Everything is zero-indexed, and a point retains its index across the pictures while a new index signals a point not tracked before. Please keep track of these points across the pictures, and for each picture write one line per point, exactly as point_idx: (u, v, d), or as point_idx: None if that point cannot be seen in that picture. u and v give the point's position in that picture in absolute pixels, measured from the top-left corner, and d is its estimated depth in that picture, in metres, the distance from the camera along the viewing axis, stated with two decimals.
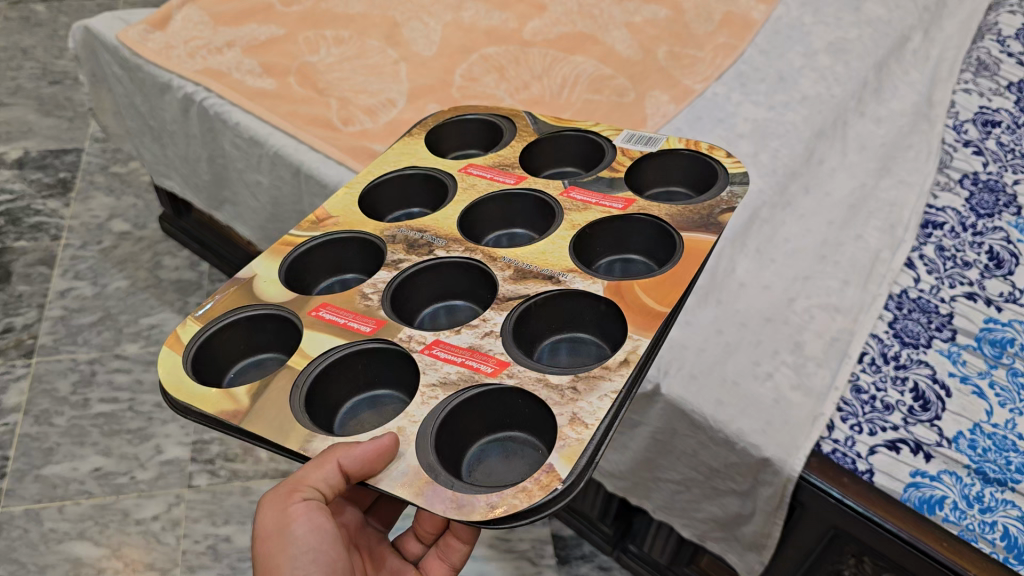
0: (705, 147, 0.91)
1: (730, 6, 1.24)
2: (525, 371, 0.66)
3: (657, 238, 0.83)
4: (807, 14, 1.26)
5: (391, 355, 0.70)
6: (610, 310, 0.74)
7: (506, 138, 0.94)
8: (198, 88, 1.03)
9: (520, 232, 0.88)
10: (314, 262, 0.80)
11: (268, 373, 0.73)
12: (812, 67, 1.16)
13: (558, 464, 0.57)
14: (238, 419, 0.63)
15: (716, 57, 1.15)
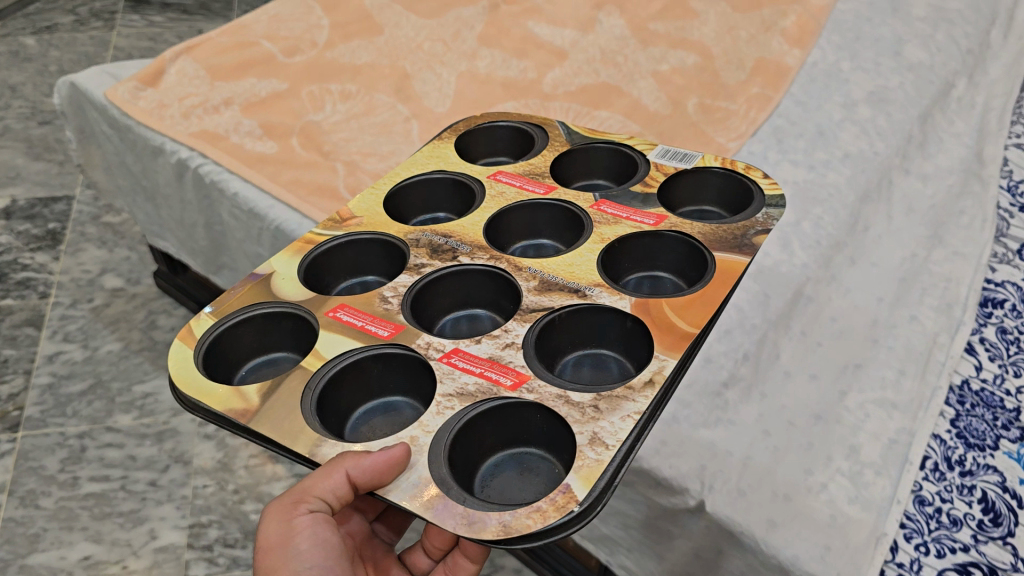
0: (741, 167, 0.92)
1: (762, 51, 1.15)
2: (547, 387, 0.68)
3: (687, 257, 0.84)
4: (845, 59, 1.15)
5: (404, 360, 0.72)
6: (636, 328, 0.75)
7: (537, 146, 0.96)
8: (193, 153, 0.95)
9: (545, 242, 0.90)
10: (337, 262, 0.83)
11: (279, 371, 0.76)
12: (854, 120, 1.07)
13: (576, 485, 0.57)
14: (246, 418, 0.65)
15: (750, 111, 1.06)
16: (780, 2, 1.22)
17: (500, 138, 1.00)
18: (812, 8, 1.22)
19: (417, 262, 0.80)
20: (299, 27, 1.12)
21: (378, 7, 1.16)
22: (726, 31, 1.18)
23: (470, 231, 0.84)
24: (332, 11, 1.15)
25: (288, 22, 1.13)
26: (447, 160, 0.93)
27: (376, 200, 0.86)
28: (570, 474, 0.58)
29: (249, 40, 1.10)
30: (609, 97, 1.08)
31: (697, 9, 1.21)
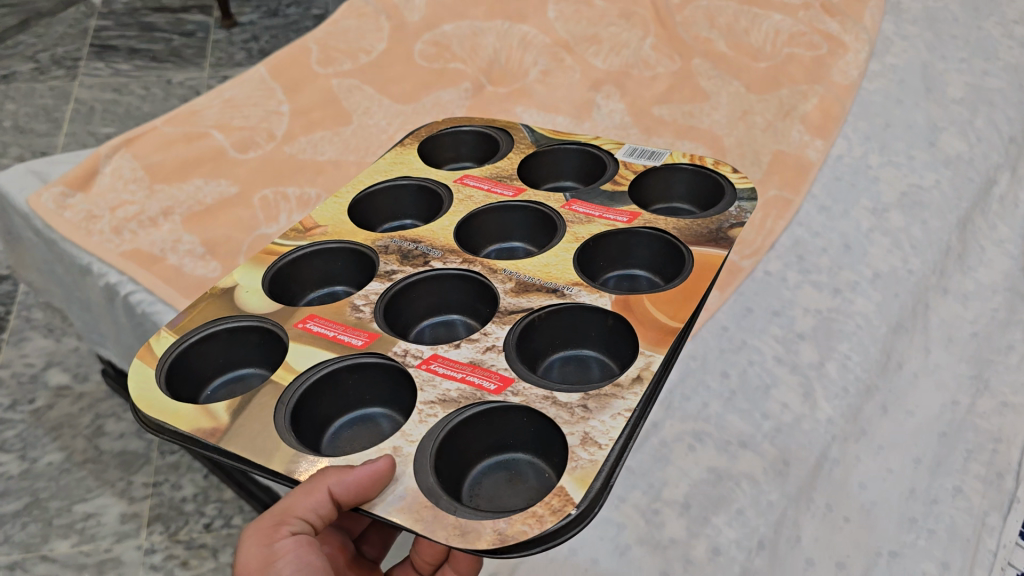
0: (710, 162, 0.86)
1: (779, 142, 1.02)
2: (531, 389, 0.61)
3: (663, 253, 0.78)
4: (873, 152, 1.02)
5: (378, 368, 0.65)
6: (618, 326, 0.68)
7: (501, 151, 0.90)
8: (123, 277, 0.83)
9: (517, 246, 0.83)
10: (299, 269, 0.75)
11: (247, 388, 0.67)
12: (884, 229, 0.94)
13: (572, 487, 0.51)
14: (217, 437, 0.56)
15: (769, 216, 0.94)
16: (799, 83, 1.09)
17: (464, 143, 0.95)
18: (834, 87, 1.08)
19: (388, 268, 0.73)
20: (256, 115, 1.00)
21: (346, 89, 1.03)
22: (740, 116, 1.05)
23: (440, 235, 0.78)
24: (295, 94, 1.02)
25: (245, 109, 1.00)
26: (410, 166, 0.87)
27: (337, 208, 0.81)
28: (564, 476, 0.52)
29: (199, 131, 0.98)
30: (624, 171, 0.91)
31: (707, 89, 1.08)
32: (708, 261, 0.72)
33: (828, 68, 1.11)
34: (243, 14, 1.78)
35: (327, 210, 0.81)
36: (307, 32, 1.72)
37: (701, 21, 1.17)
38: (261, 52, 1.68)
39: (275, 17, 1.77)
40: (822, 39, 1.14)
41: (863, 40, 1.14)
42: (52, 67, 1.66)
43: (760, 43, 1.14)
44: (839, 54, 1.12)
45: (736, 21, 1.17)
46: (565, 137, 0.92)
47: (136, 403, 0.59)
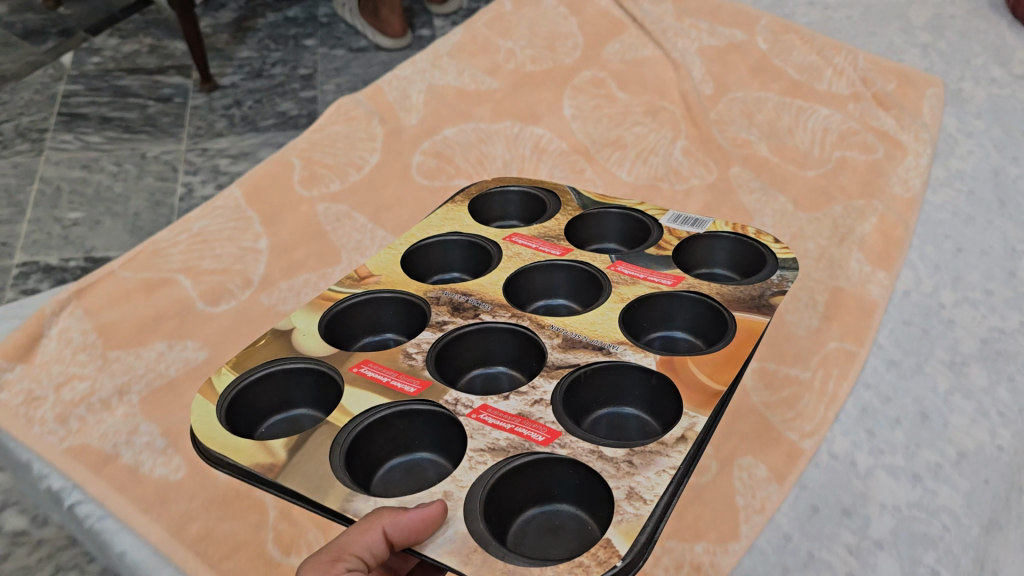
0: (754, 232, 0.86)
1: (835, 276, 0.88)
2: (579, 443, 0.64)
3: (704, 315, 0.78)
4: (945, 286, 0.88)
5: (422, 416, 0.69)
6: (660, 387, 0.71)
7: (550, 211, 0.89)
8: (67, 483, 0.69)
9: (561, 304, 0.85)
10: (353, 317, 0.79)
11: (299, 429, 0.73)
12: (967, 390, 0.80)
13: (616, 539, 0.56)
14: (275, 472, 0.62)
15: (832, 378, 0.80)
16: (854, 198, 0.95)
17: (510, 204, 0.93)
18: (894, 202, 0.94)
19: (440, 319, 0.76)
20: (229, 254, 0.86)
21: (333, 217, 0.89)
22: (789, 242, 0.91)
23: (491, 290, 0.79)
24: (274, 225, 0.88)
25: (215, 246, 0.86)
26: (461, 223, 0.87)
27: (391, 258, 0.83)
28: (610, 528, 0.57)
29: (164, 277, 0.84)
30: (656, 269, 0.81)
31: (749, 207, 0.93)
32: (749, 328, 0.74)
33: (886, 178, 0.96)
34: (223, 74, 1.63)
35: (384, 260, 0.83)
36: (296, 98, 1.58)
37: (738, 118, 1.02)
38: (244, 120, 1.55)
39: (258, 77, 1.63)
40: (877, 139, 1.00)
41: (924, 140, 1.00)
42: (16, 139, 1.51)
43: (807, 145, 1.00)
44: (898, 158, 0.98)
45: (779, 118, 1.02)
46: (614, 200, 0.91)
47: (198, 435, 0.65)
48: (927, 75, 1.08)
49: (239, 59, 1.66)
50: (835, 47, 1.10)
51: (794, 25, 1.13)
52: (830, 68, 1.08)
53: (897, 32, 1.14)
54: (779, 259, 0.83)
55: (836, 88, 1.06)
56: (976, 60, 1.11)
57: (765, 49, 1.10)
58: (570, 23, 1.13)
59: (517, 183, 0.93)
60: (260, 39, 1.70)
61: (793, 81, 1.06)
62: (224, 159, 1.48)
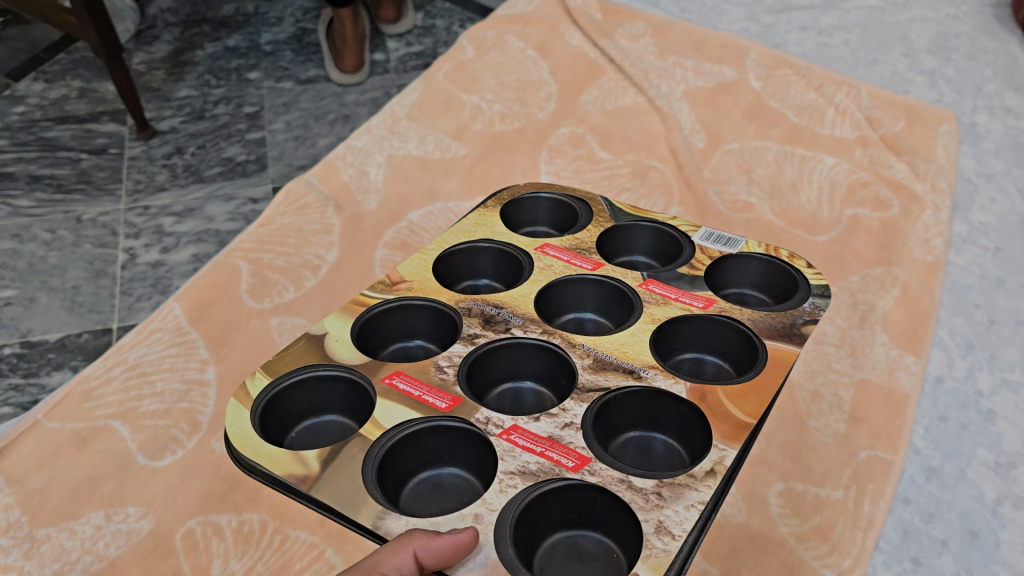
0: (785, 254, 0.82)
1: (858, 364, 0.79)
2: (609, 470, 0.63)
3: (739, 343, 0.74)
4: (980, 369, 0.79)
5: (456, 433, 0.66)
6: (691, 415, 0.68)
7: (581, 218, 0.85)
8: None
9: (590, 318, 0.80)
10: (384, 325, 0.76)
11: (329, 437, 0.71)
12: (1017, 498, 0.71)
13: (645, 573, 0.55)
14: (308, 484, 0.62)
15: (867, 497, 0.70)
16: (871, 266, 0.85)
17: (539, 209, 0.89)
18: (915, 269, 0.85)
19: (471, 332, 0.73)
20: (172, 390, 0.73)
21: (288, 332, 0.77)
22: None
23: (521, 303, 0.76)
24: (221, 348, 0.76)
25: (155, 381, 0.74)
26: (491, 229, 0.84)
27: (423, 264, 0.79)
28: (638, 562, 0.56)
29: (96, 426, 0.71)
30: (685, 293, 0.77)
31: None
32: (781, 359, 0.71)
33: (904, 239, 0.87)
34: (161, 118, 1.49)
35: (417, 268, 0.79)
36: (246, 140, 1.46)
37: (736, 175, 0.92)
38: (187, 170, 1.42)
39: (200, 119, 1.49)
40: (890, 192, 0.91)
41: (942, 190, 0.91)
42: None
43: (814, 204, 0.90)
44: (915, 214, 0.89)
45: (780, 171, 0.92)
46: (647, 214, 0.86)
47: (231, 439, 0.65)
48: (938, 109, 0.98)
49: (177, 99, 1.52)
50: (834, 81, 1.00)
51: (788, 57, 1.02)
52: (831, 106, 0.98)
53: (899, 59, 1.04)
54: (811, 286, 0.79)
55: (840, 131, 0.96)
56: (988, 86, 1.01)
57: (758, 88, 0.99)
58: (542, 68, 1.01)
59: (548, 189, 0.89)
60: (200, 74, 1.57)
61: (793, 125, 0.96)
62: (169, 218, 1.35)
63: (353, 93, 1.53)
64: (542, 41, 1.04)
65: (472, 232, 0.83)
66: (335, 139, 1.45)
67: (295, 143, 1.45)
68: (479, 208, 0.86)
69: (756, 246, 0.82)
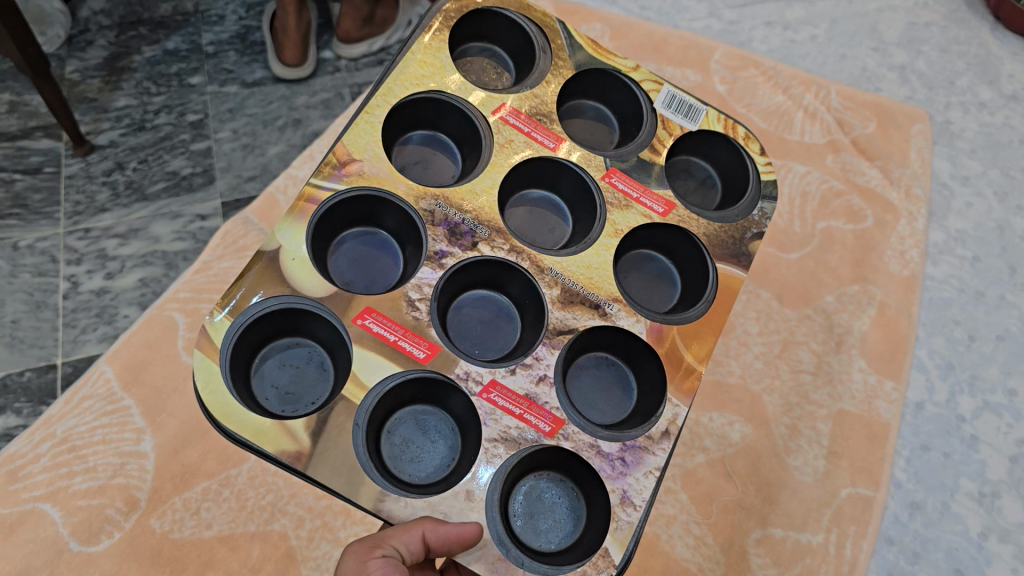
0: (744, 133, 0.66)
1: (835, 394, 0.74)
2: (581, 434, 0.53)
3: (696, 263, 0.62)
4: (962, 392, 0.76)
5: (443, 384, 0.54)
6: (644, 351, 0.57)
7: (539, 64, 0.64)
8: None
9: (558, 203, 0.66)
10: (342, 215, 0.58)
11: (297, 368, 0.55)
12: (1003, 530, 0.70)
13: (613, 546, 0.49)
14: (302, 463, 0.48)
15: (849, 540, 0.67)
16: (847, 284, 0.81)
17: (491, 25, 0.67)
18: (893, 285, 0.81)
19: (437, 247, 0.56)
20: (106, 465, 0.67)
21: None
22: (778, 353, 0.76)
23: (486, 201, 0.58)
24: (157, 416, 0.70)
25: (87, 455, 0.68)
26: (439, 70, 0.62)
27: (371, 130, 0.58)
28: (607, 533, 0.50)
29: (24, 511, 0.65)
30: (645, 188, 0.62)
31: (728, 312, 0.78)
32: (730, 287, 0.59)
33: (880, 252, 0.83)
34: (99, 131, 1.33)
35: (362, 137, 0.58)
36: (189, 153, 1.31)
37: None
38: (129, 187, 1.27)
39: (141, 131, 1.33)
40: (863, 202, 0.86)
41: (917, 197, 0.87)
42: None
43: (786, 218, 0.84)
44: (890, 224, 0.85)
45: None
46: (609, 58, 0.66)
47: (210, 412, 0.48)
48: (910, 108, 0.93)
49: (115, 109, 1.35)
50: (802, 81, 0.94)
51: (753, 56, 0.96)
52: (800, 109, 0.92)
53: (869, 54, 1.00)
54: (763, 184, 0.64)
55: (810, 137, 0.90)
56: (960, 80, 0.98)
57: (722, 92, 0.93)
58: None
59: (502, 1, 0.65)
60: (138, 82, 1.38)
61: (762, 132, 0.90)
62: (112, 240, 1.22)
63: (302, 95, 1.40)
64: None
65: (420, 79, 0.61)
66: (287, 147, 1.34)
67: (244, 152, 1.32)
68: (422, 32, 0.62)
69: (715, 122, 0.66)
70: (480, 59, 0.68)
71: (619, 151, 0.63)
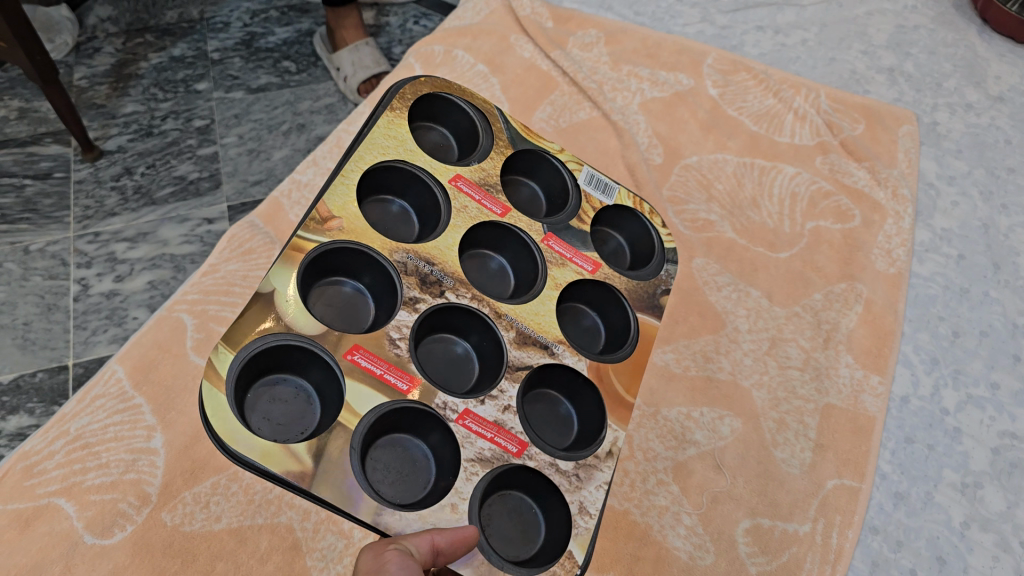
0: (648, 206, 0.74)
1: (822, 389, 0.77)
2: (540, 454, 0.59)
3: (615, 308, 0.69)
4: (946, 385, 0.78)
5: (432, 418, 0.57)
6: (584, 388, 0.63)
7: (482, 144, 0.71)
8: None
9: (501, 261, 0.71)
10: (327, 262, 0.60)
11: (285, 399, 0.56)
12: (984, 520, 0.71)
13: (575, 548, 0.55)
14: (306, 481, 0.50)
15: (835, 529, 0.69)
16: (834, 282, 0.84)
17: (441, 108, 0.72)
18: (879, 282, 0.83)
19: (411, 294, 0.60)
20: (118, 461, 0.69)
21: None
22: (767, 350, 0.79)
23: (450, 258, 0.63)
24: (168, 414, 0.73)
25: (99, 452, 0.70)
26: (405, 142, 0.67)
27: (349, 193, 0.62)
28: (568, 539, 0.55)
29: (39, 506, 0.67)
30: (576, 245, 0.68)
31: (720, 309, 0.81)
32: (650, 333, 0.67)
33: (867, 251, 0.85)
34: (107, 136, 1.35)
35: (340, 198, 0.62)
36: (195, 156, 1.33)
37: (695, 192, 0.89)
38: (138, 192, 1.29)
39: (149, 136, 1.35)
40: (851, 202, 0.89)
41: (904, 197, 0.89)
42: None
43: (775, 218, 0.88)
44: (876, 224, 0.87)
45: (740, 185, 0.90)
46: (540, 140, 0.73)
47: (219, 436, 0.50)
48: (897, 109, 0.96)
49: (123, 115, 1.38)
50: (792, 85, 0.97)
51: (745, 60, 0.99)
52: (791, 112, 0.95)
53: (859, 56, 1.02)
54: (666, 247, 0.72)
55: (800, 139, 0.93)
56: (948, 82, 1.00)
57: (716, 96, 0.96)
58: (493, 85, 0.93)
59: (450, 89, 0.72)
60: (145, 88, 1.41)
61: (752, 135, 0.93)
62: (121, 244, 1.23)
63: (306, 100, 1.43)
64: (492, 56, 0.95)
65: (386, 149, 0.66)
66: (291, 151, 1.36)
67: (249, 156, 1.34)
68: (386, 111, 0.68)
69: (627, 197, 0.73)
70: (426, 135, 0.73)
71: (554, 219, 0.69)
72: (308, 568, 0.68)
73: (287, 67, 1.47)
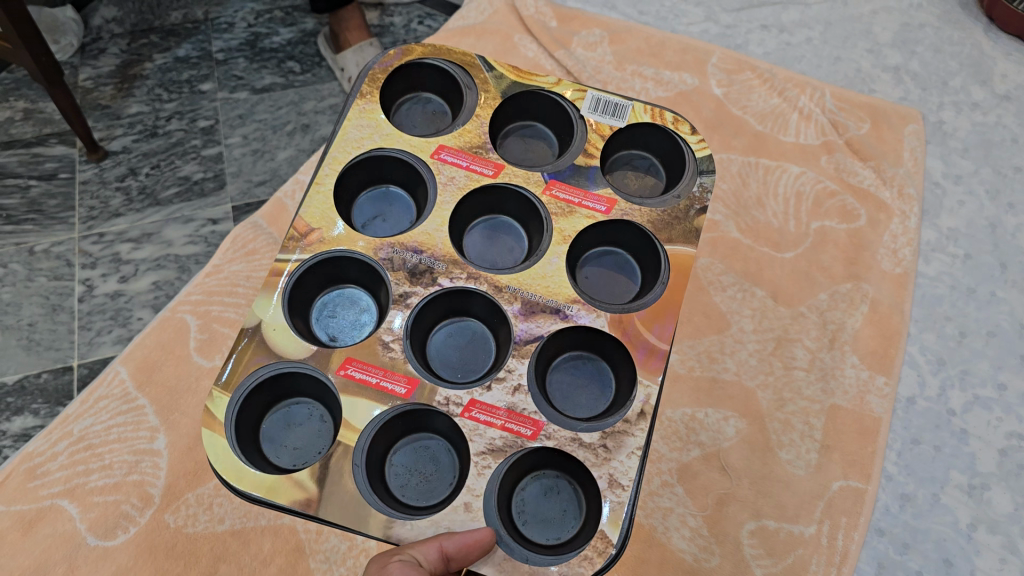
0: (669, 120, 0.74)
1: (828, 389, 0.76)
2: (561, 431, 0.57)
3: (639, 241, 0.68)
4: (953, 385, 0.78)
5: (439, 416, 0.58)
6: (614, 345, 0.62)
7: (468, 102, 0.73)
8: None
9: (506, 220, 0.73)
10: (312, 281, 0.65)
11: (298, 423, 0.61)
12: (991, 522, 0.70)
13: (608, 528, 0.53)
14: (313, 507, 0.53)
15: (840, 531, 0.68)
16: (840, 282, 0.83)
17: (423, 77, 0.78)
18: (884, 283, 0.83)
19: (402, 290, 0.63)
20: (122, 462, 0.69)
21: None
22: (773, 349, 0.78)
23: (438, 239, 0.65)
24: (171, 415, 0.72)
25: (103, 453, 0.70)
26: (380, 129, 0.71)
27: (324, 201, 0.67)
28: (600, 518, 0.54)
29: (42, 507, 0.67)
30: (581, 193, 0.69)
31: (722, 308, 0.81)
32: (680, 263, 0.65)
33: (873, 251, 0.85)
34: (112, 137, 1.35)
35: (318, 205, 0.66)
36: (198, 156, 1.33)
37: None
38: (142, 192, 1.28)
39: (153, 137, 1.35)
40: (856, 201, 0.88)
41: (910, 196, 0.88)
42: None
43: (781, 218, 0.87)
44: (882, 223, 0.86)
45: (745, 185, 0.89)
46: (532, 79, 0.75)
47: (225, 478, 0.54)
48: (903, 108, 0.95)
49: (128, 116, 1.38)
50: (798, 83, 0.97)
51: (750, 60, 0.99)
52: (796, 111, 0.95)
53: (864, 55, 1.02)
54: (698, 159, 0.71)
55: (805, 138, 0.93)
56: (954, 80, 1.00)
57: (720, 95, 0.96)
58: None
59: (428, 56, 0.76)
60: (150, 89, 1.41)
61: (757, 134, 0.93)
62: (125, 244, 1.23)
63: (310, 100, 1.42)
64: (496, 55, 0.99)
65: (360, 142, 0.70)
66: (295, 152, 1.35)
67: (254, 156, 1.33)
68: (357, 100, 0.72)
69: (642, 113, 0.74)
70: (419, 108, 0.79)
71: (557, 165, 0.71)
72: (311, 569, 0.66)
73: (291, 68, 1.46)
